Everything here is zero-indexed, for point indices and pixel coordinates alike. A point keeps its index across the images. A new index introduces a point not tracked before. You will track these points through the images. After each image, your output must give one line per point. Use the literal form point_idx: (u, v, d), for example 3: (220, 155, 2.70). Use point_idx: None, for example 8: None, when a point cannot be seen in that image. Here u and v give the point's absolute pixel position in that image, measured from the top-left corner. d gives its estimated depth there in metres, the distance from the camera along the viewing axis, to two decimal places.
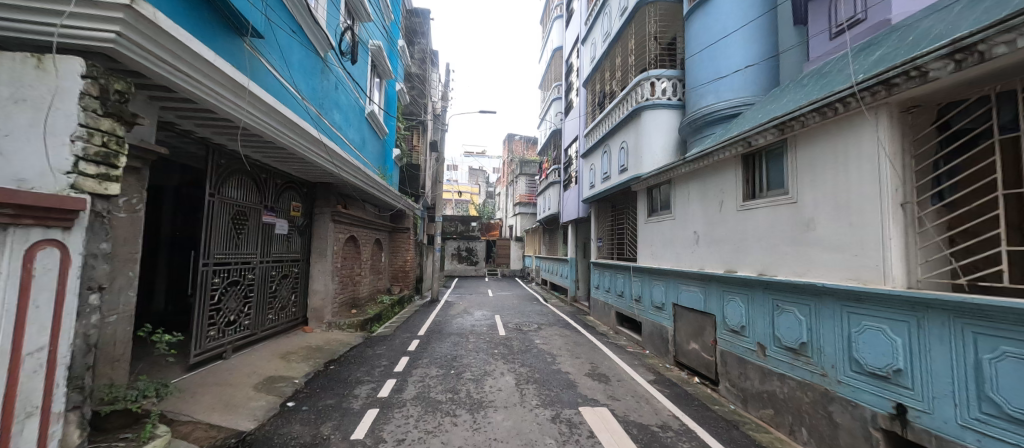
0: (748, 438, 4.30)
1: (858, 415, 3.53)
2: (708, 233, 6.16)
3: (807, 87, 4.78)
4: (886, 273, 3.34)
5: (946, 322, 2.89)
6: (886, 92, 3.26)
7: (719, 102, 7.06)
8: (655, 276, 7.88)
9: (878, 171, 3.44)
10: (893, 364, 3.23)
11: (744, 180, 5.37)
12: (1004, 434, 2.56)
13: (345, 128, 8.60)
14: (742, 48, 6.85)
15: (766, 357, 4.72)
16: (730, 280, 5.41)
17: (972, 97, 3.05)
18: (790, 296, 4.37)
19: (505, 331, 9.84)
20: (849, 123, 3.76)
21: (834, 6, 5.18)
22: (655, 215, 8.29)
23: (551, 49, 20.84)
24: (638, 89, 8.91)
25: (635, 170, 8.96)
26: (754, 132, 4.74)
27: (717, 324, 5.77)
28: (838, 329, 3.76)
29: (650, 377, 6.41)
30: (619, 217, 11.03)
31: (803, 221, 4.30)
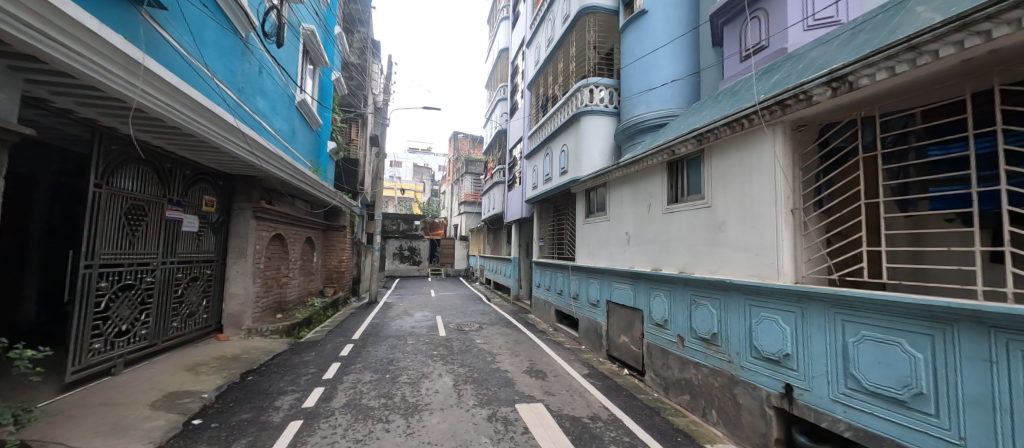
0: (668, 423, 4.67)
1: (757, 395, 3.99)
2: (638, 234, 6.58)
3: (721, 102, 5.30)
4: (778, 270, 3.82)
5: (823, 312, 3.36)
6: (780, 111, 3.71)
7: (649, 111, 7.60)
8: (591, 274, 8.24)
9: (774, 180, 3.92)
10: (783, 350, 3.70)
11: (670, 185, 5.80)
12: (861, 405, 3.03)
13: (272, 116, 7.91)
14: (670, 63, 7.42)
15: (684, 348, 5.16)
16: (656, 278, 5.83)
17: (844, 120, 3.59)
18: (704, 291, 4.82)
19: (446, 332, 9.69)
20: (753, 137, 4.24)
21: (744, 32, 5.80)
22: (592, 216, 8.66)
23: (497, 49, 20.90)
24: (578, 95, 9.27)
25: (575, 172, 9.30)
26: (677, 142, 5.16)
27: (644, 319, 6.19)
28: (743, 321, 4.22)
29: (585, 371, 6.70)
30: (560, 218, 11.38)
31: (716, 223, 4.76)
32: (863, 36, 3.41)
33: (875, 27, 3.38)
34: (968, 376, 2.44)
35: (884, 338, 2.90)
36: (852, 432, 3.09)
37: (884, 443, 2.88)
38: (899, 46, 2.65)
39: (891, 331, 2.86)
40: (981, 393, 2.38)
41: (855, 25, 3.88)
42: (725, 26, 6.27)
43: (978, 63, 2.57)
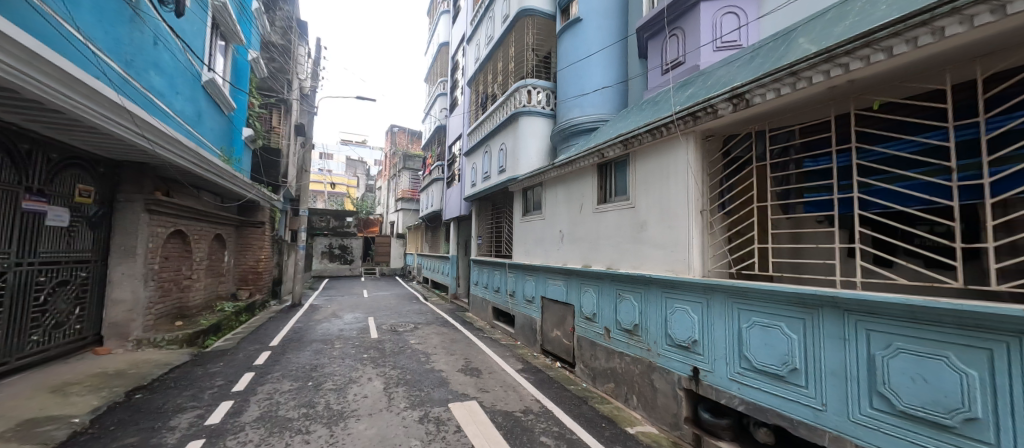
0: (594, 411, 4.94)
1: (670, 379, 4.39)
2: (570, 232, 6.85)
3: (645, 110, 5.72)
4: (689, 265, 4.22)
5: (723, 301, 3.77)
6: (692, 122, 4.10)
7: (582, 116, 7.97)
8: (527, 271, 8.41)
9: (687, 184, 4.33)
10: (692, 337, 4.10)
11: (600, 186, 6.11)
12: (751, 381, 3.47)
13: (170, 96, 6.92)
14: (601, 70, 7.83)
15: (610, 339, 5.50)
16: (586, 274, 6.13)
17: (743, 132, 4.05)
18: (627, 286, 5.17)
19: (379, 333, 9.27)
20: (670, 144, 4.63)
21: (664, 48, 6.31)
22: (528, 215, 8.83)
23: (437, 43, 20.37)
24: (517, 95, 9.38)
25: (512, 171, 9.40)
26: (607, 145, 5.46)
27: (575, 313, 6.48)
28: (659, 311, 4.60)
29: (519, 366, 6.84)
30: (498, 216, 11.45)
31: (639, 222, 5.12)
32: (758, 60, 3.89)
33: (768, 53, 3.87)
34: (829, 351, 2.89)
35: (769, 323, 3.34)
36: (745, 405, 3.52)
37: (769, 413, 3.32)
38: (783, 71, 3.06)
39: (775, 316, 3.29)
40: (837, 366, 2.84)
41: (755, 49, 4.40)
42: (649, 40, 6.76)
43: (841, 90, 3.04)
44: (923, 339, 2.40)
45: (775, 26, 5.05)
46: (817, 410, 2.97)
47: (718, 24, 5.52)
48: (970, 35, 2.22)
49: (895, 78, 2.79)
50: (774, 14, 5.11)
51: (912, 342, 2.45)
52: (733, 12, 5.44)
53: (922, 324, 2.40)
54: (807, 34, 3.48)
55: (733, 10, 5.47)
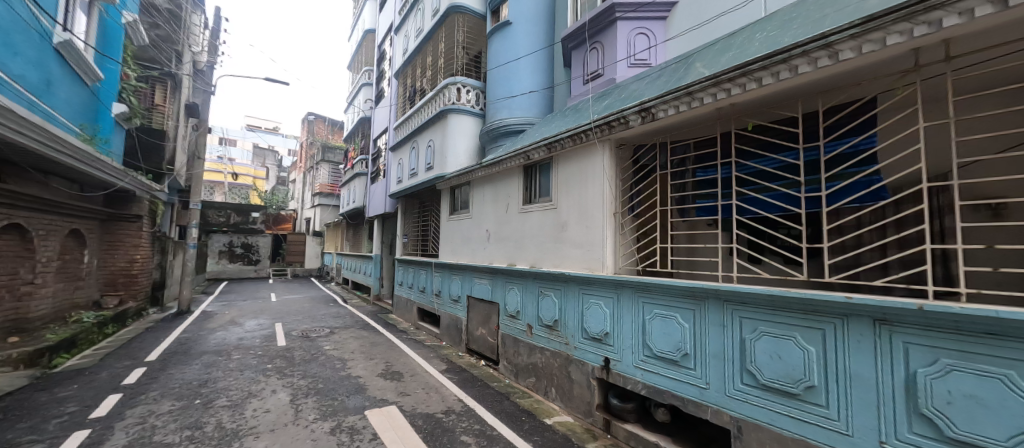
0: (515, 406, 5.07)
1: (584, 370, 4.68)
2: (496, 231, 6.93)
3: (568, 117, 6.03)
4: (604, 263, 4.54)
5: (630, 296, 4.13)
6: (607, 130, 4.41)
7: (510, 117, 8.13)
8: (454, 271, 8.32)
9: (603, 188, 4.65)
10: (604, 330, 4.42)
11: (525, 187, 6.28)
12: (653, 367, 3.85)
13: (5, 57, 5.56)
14: (528, 75, 8.06)
15: (532, 335, 5.69)
16: (511, 273, 6.25)
17: (650, 142, 4.46)
18: (549, 283, 5.40)
19: (287, 340, 8.46)
20: (588, 150, 4.92)
21: (586, 59, 6.69)
22: (455, 213, 8.73)
23: (363, 29, 19.17)
24: (446, 92, 9.21)
25: (439, 169, 9.21)
26: (532, 148, 5.63)
27: (499, 311, 6.59)
28: (576, 307, 4.89)
29: (442, 367, 6.75)
30: (425, 214, 11.15)
31: (560, 223, 5.37)
32: (664, 78, 4.33)
33: (672, 73, 4.31)
34: (712, 337, 3.32)
35: (666, 314, 3.74)
36: (647, 389, 3.89)
37: (665, 394, 3.71)
38: (681, 91, 3.44)
39: (671, 308, 3.68)
40: (718, 349, 3.27)
41: (662, 69, 4.86)
42: (573, 50, 7.10)
43: (725, 112, 3.51)
44: (780, 323, 2.87)
45: (679, 50, 5.63)
46: (702, 389, 3.39)
47: (632, 42, 5.98)
48: (815, 75, 2.71)
49: (765, 104, 3.30)
50: (677, 39, 5.67)
51: (771, 326, 2.91)
52: (644, 33, 5.96)
53: (777, 311, 2.88)
54: (703, 60, 3.95)
55: (644, 31, 5.96)
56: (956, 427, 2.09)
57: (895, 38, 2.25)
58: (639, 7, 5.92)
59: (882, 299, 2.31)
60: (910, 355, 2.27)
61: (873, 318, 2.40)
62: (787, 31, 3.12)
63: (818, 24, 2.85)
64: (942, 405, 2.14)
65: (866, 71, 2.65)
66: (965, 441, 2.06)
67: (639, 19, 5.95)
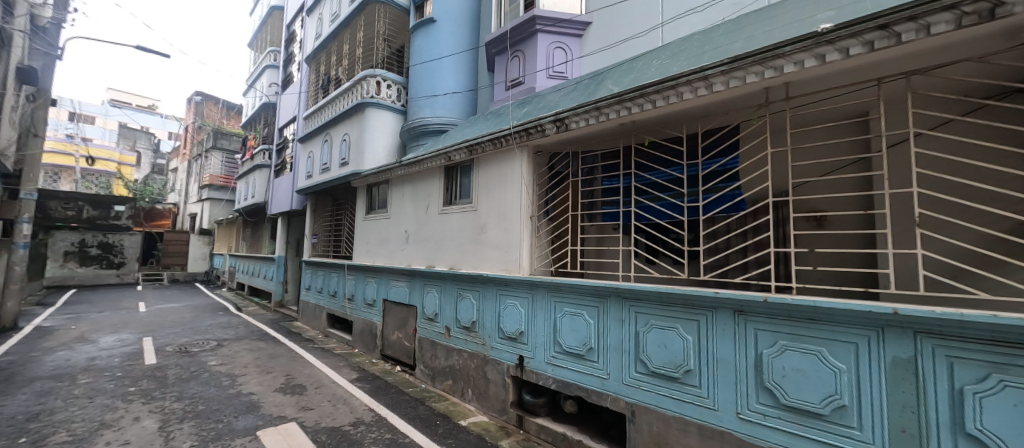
0: (430, 410, 4.99)
1: (500, 369, 4.79)
2: (415, 232, 6.74)
3: (489, 120, 6.12)
4: (520, 264, 4.70)
5: (543, 295, 4.34)
6: (525, 137, 4.58)
7: (432, 116, 7.98)
8: (369, 273, 7.89)
9: (520, 192, 4.80)
10: (519, 329, 4.57)
11: (445, 188, 6.19)
12: (563, 363, 4.08)
13: None
14: (452, 75, 8.00)
15: (450, 338, 5.65)
16: (430, 274, 6.13)
17: (564, 150, 4.74)
18: (467, 285, 5.42)
19: (159, 357, 7.22)
20: (508, 154, 5.04)
21: (509, 66, 6.87)
22: (372, 213, 8.27)
23: (268, 6, 17.23)
24: (364, 84, 8.69)
25: (355, 166, 8.66)
26: (453, 149, 5.59)
27: (417, 314, 6.42)
28: (493, 307, 4.98)
29: (353, 375, 6.35)
30: (338, 213, 10.40)
31: (479, 225, 5.41)
32: (578, 92, 4.66)
33: (585, 88, 4.64)
34: (613, 331, 3.65)
35: (574, 312, 4.00)
36: (556, 383, 4.13)
37: (572, 387, 3.97)
38: (591, 105, 3.73)
39: (579, 306, 3.96)
40: (617, 342, 3.60)
41: (577, 82, 5.19)
42: (497, 56, 7.23)
43: (627, 129, 3.89)
44: (666, 316, 3.26)
45: (592, 67, 6.09)
46: (603, 379, 3.70)
47: (550, 55, 6.29)
48: (695, 102, 3.15)
49: (660, 124, 3.73)
50: (591, 57, 6.12)
51: (659, 319, 3.30)
52: (562, 47, 6.31)
53: (664, 305, 3.26)
54: (611, 79, 4.32)
55: (561, 46, 6.31)
56: (788, 396, 2.57)
57: (752, 77, 2.70)
58: (557, 22, 6.23)
59: (740, 293, 2.76)
60: (759, 339, 2.74)
61: (734, 309, 2.86)
62: (676, 62, 3.56)
63: (699, 58, 3.31)
64: (779, 379, 2.62)
65: (733, 102, 3.14)
66: (793, 406, 2.55)
67: (556, 33, 6.28)
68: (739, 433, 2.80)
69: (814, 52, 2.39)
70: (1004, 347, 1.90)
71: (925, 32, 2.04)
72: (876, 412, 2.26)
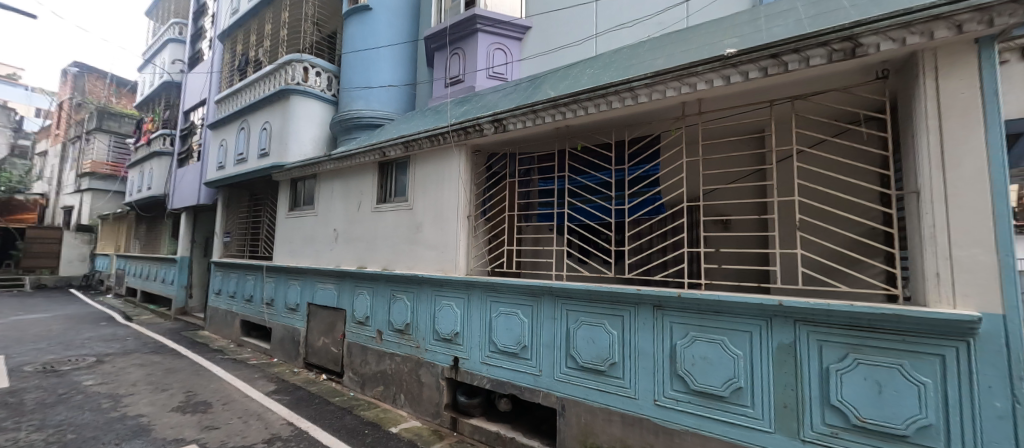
0: (358, 419, 4.73)
1: (434, 372, 4.69)
2: (345, 231, 6.34)
3: (427, 117, 5.97)
4: (456, 264, 4.64)
5: (480, 295, 4.34)
6: (463, 136, 4.54)
7: (366, 109, 7.57)
8: (291, 275, 7.26)
9: (458, 192, 4.74)
10: (454, 330, 4.52)
11: (379, 185, 5.90)
12: (498, 362, 4.11)
13: None
14: (388, 68, 7.67)
15: (382, 341, 5.41)
16: (361, 276, 5.82)
17: (501, 151, 4.78)
18: (401, 286, 5.24)
19: (15, 380, 5.99)
20: (445, 152, 4.94)
21: (449, 62, 6.77)
22: (296, 210, 7.62)
23: None
24: (290, 69, 7.99)
25: (278, 158, 7.92)
26: (388, 144, 5.34)
27: (346, 318, 6.06)
28: (429, 309, 4.87)
29: (270, 388, 5.80)
30: (257, 209, 9.45)
31: (414, 224, 5.25)
32: (516, 94, 4.72)
33: (523, 91, 4.72)
34: (545, 329, 3.76)
35: (510, 311, 4.05)
36: (490, 382, 4.15)
37: (505, 385, 4.02)
38: (528, 108, 3.80)
39: (514, 305, 4.02)
40: (549, 339, 3.72)
41: (516, 85, 5.26)
42: (436, 52, 7.08)
43: (562, 133, 4.03)
44: (594, 313, 3.44)
45: (531, 71, 6.23)
46: (536, 376, 3.79)
47: (490, 55, 6.30)
48: (622, 111, 3.36)
49: (591, 129, 3.91)
50: (530, 61, 6.26)
51: (588, 315, 3.47)
52: (501, 49, 6.36)
53: (593, 302, 3.44)
54: (548, 83, 4.45)
55: (501, 47, 6.35)
56: (696, 382, 2.84)
57: (671, 91, 2.95)
58: (497, 23, 6.26)
59: (658, 290, 3.00)
60: (674, 331, 3.00)
61: (653, 304, 3.10)
62: (607, 72, 3.77)
63: (627, 70, 3.54)
64: (689, 366, 2.88)
65: (655, 113, 3.40)
66: (701, 390, 2.82)
67: (496, 34, 6.31)
68: (655, 418, 3.03)
69: (721, 73, 2.67)
70: (858, 330, 2.28)
71: (805, 63, 2.38)
72: (765, 392, 2.58)
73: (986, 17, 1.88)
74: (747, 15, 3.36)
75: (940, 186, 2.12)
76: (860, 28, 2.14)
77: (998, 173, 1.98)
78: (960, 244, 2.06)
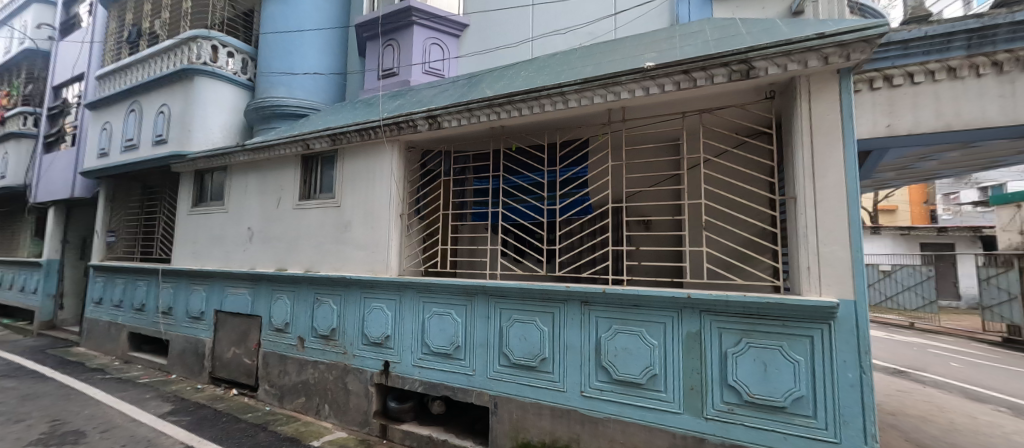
0: (274, 435, 4.32)
1: (362, 378, 4.45)
2: (261, 230, 5.76)
3: (358, 110, 5.64)
4: (387, 264, 4.44)
5: (412, 297, 4.21)
6: (396, 131, 4.35)
7: (288, 97, 6.90)
8: (195, 279, 6.43)
9: (389, 189, 4.54)
10: (385, 333, 4.33)
11: (301, 180, 5.45)
12: (432, 365, 4.01)
13: None
14: (312, 54, 7.11)
15: (303, 349, 5.01)
16: (280, 279, 5.33)
17: (436, 149, 4.69)
18: (327, 289, 4.90)
19: None
20: (376, 147, 4.70)
21: (382, 54, 6.47)
22: (200, 206, 6.74)
23: None
24: (194, 46, 6.99)
25: (177, 146, 6.88)
26: (312, 136, 4.93)
27: (262, 325, 5.51)
28: (357, 312, 4.61)
29: (165, 409, 5.07)
30: (152, 204, 8.22)
31: (342, 223, 4.92)
32: (453, 91, 4.66)
33: (459, 88, 4.68)
34: (478, 328, 3.77)
35: (444, 311, 3.99)
36: (423, 385, 4.04)
37: (439, 387, 3.95)
38: (462, 106, 3.76)
39: (447, 305, 3.97)
40: (483, 338, 3.73)
41: (453, 82, 5.19)
42: (368, 41, 6.73)
43: (497, 132, 4.05)
44: (527, 310, 3.51)
45: (468, 69, 6.19)
46: (469, 376, 3.78)
47: (426, 50, 6.13)
48: (554, 114, 3.48)
49: (524, 130, 3.99)
50: (467, 60, 6.22)
51: (521, 313, 3.54)
52: (438, 44, 6.21)
53: (525, 300, 3.51)
54: (484, 83, 4.45)
55: (437, 42, 6.21)
56: (618, 371, 3.03)
57: (598, 98, 3.11)
58: (433, 18, 6.09)
59: (585, 286, 3.15)
60: (599, 325, 3.17)
61: (581, 300, 3.25)
62: (540, 76, 3.88)
63: (559, 75, 3.68)
64: (612, 357, 3.07)
65: (584, 118, 3.57)
66: (622, 379, 3.02)
67: (433, 29, 6.15)
68: (582, 409, 3.18)
69: (641, 84, 2.88)
70: (749, 317, 2.61)
71: (710, 80, 2.65)
72: (677, 377, 2.84)
73: (845, 52, 2.26)
74: (665, 33, 3.67)
75: (811, 193, 2.50)
76: (753, 52, 2.44)
77: (852, 182, 2.38)
78: (825, 242, 2.45)
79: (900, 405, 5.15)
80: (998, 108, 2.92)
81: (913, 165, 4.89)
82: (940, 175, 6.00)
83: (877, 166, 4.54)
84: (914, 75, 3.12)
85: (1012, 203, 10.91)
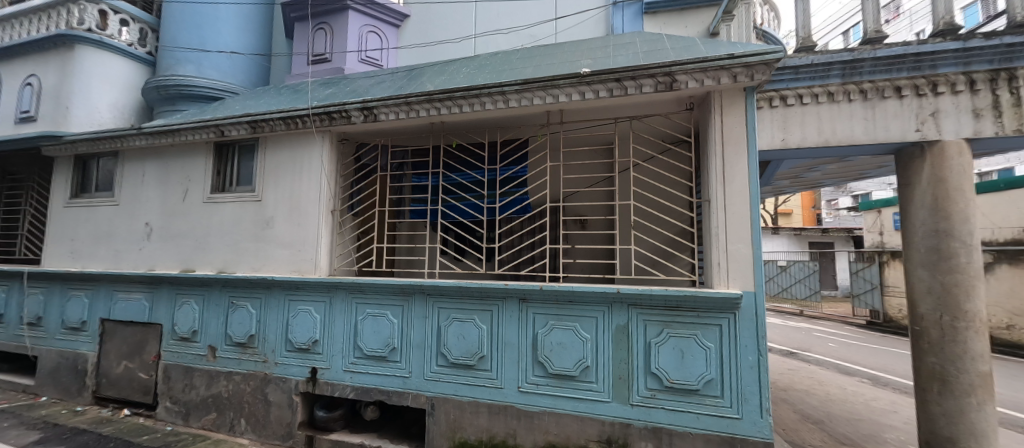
0: None
1: (286, 387, 4.11)
2: (163, 226, 5.06)
3: (283, 95, 5.20)
4: (316, 264, 4.14)
5: (344, 298, 3.97)
6: (328, 122, 4.07)
7: (199, 76, 6.12)
8: (74, 284, 5.47)
9: (319, 183, 4.23)
10: (312, 337, 4.04)
11: (213, 172, 4.88)
12: (366, 369, 3.82)
13: None
14: (227, 29, 6.39)
15: (216, 359, 4.50)
16: (187, 281, 4.74)
17: (372, 142, 4.47)
18: (244, 292, 4.45)
19: None
20: (305, 138, 4.36)
21: (313, 37, 6.01)
22: (81, 197, 5.73)
23: None
24: (74, 9, 5.86)
25: (51, 126, 5.74)
26: (227, 122, 4.42)
27: (162, 335, 4.86)
28: (280, 316, 4.25)
29: (30, 438, 4.23)
30: (13, 193, 6.83)
31: (263, 219, 4.49)
32: (390, 83, 4.48)
33: (398, 80, 4.51)
34: (416, 328, 3.67)
35: (379, 312, 3.82)
36: (354, 391, 3.84)
37: (372, 392, 3.78)
38: (400, 99, 3.60)
39: (383, 305, 3.81)
40: (420, 339, 3.64)
41: (391, 73, 4.99)
42: (297, 22, 6.21)
43: (436, 128, 3.95)
44: (465, 308, 3.49)
45: (408, 61, 5.98)
46: (405, 378, 3.67)
47: (362, 37, 5.82)
48: (495, 112, 3.48)
49: (465, 128, 3.95)
50: (407, 51, 6.00)
51: (459, 312, 3.51)
52: (375, 32, 5.92)
53: (464, 299, 3.49)
54: (425, 76, 4.34)
55: (374, 30, 5.92)
56: (553, 365, 3.13)
57: (537, 99, 3.17)
58: (369, 4, 5.76)
59: (522, 284, 3.21)
60: (536, 321, 3.25)
61: (519, 298, 3.31)
62: (481, 74, 3.86)
63: (500, 74, 3.70)
64: (548, 352, 3.16)
65: (523, 118, 3.63)
66: (557, 373, 3.12)
67: (369, 16, 5.84)
68: (519, 404, 3.23)
69: (578, 89, 2.99)
70: (669, 310, 2.85)
71: (640, 89, 2.85)
72: (606, 368, 3.01)
73: (750, 72, 2.57)
74: (599, 41, 3.86)
75: (724, 196, 2.78)
76: (676, 67, 2.67)
77: (754, 188, 2.71)
78: (733, 241, 2.76)
79: (791, 382, 5.95)
80: (862, 128, 3.36)
81: (803, 174, 5.66)
82: (822, 184, 7.02)
83: (775, 174, 5.20)
84: (803, 97, 3.54)
85: (875, 209, 13.11)
